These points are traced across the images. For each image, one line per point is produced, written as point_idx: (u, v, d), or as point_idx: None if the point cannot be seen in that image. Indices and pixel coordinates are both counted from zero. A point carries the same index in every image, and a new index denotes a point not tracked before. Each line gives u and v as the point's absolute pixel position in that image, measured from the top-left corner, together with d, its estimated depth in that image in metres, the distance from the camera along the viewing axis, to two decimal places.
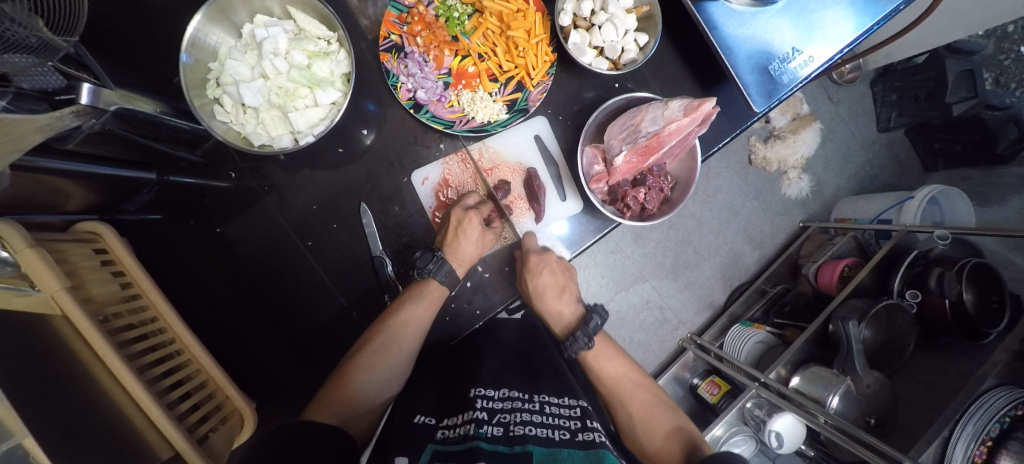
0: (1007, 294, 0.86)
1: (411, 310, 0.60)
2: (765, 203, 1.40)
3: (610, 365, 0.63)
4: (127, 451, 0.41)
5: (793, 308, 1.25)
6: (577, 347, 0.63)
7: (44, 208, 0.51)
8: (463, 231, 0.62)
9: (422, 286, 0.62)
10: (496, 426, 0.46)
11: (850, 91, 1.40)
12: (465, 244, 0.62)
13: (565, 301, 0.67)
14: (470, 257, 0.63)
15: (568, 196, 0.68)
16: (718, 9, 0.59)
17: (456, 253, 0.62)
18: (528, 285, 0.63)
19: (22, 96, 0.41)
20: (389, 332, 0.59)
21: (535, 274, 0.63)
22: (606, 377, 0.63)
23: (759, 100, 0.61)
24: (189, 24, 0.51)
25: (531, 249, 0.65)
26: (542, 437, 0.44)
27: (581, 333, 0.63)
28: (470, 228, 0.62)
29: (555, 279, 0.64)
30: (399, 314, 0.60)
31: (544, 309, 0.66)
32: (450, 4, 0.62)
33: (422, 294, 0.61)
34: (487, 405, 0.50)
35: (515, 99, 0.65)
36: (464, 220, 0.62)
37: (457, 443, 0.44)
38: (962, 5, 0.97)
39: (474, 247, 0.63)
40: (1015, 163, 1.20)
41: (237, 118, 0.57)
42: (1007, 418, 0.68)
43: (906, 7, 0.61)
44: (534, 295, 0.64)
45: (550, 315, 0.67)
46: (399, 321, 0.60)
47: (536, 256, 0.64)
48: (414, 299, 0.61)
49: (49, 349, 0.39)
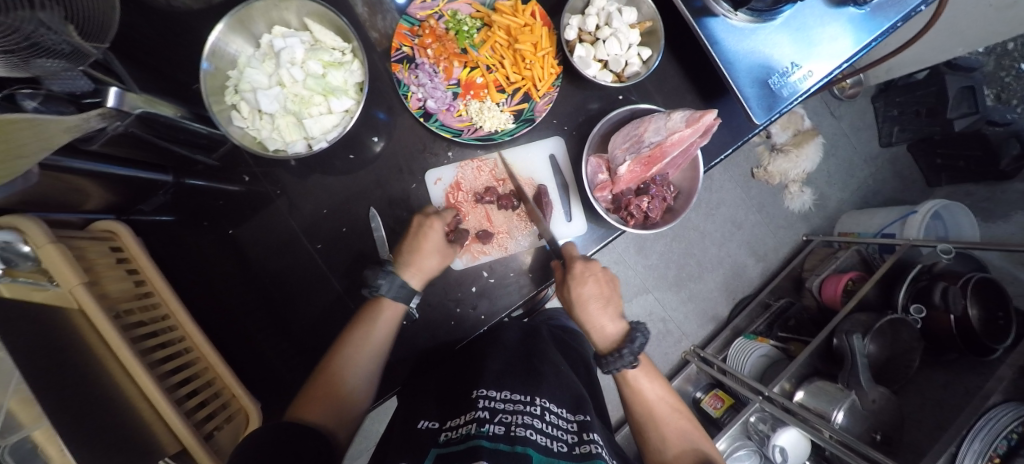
0: (1013, 309, 0.85)
1: (364, 334, 0.59)
2: (768, 216, 1.41)
3: (648, 386, 0.62)
4: (138, 442, 0.42)
5: (797, 323, 1.24)
6: (620, 365, 0.59)
7: (65, 208, 0.52)
8: (424, 236, 0.62)
9: (373, 307, 0.60)
10: (498, 425, 0.46)
11: (851, 106, 1.42)
12: (424, 252, 0.61)
13: (609, 313, 0.62)
14: (430, 268, 0.62)
15: (574, 217, 0.69)
16: (719, 25, 0.61)
17: (414, 261, 0.61)
18: (571, 292, 0.62)
19: (53, 98, 0.43)
20: (346, 356, 0.59)
21: (580, 282, 0.62)
22: (644, 398, 0.62)
23: (760, 113, 0.62)
24: (211, 34, 0.53)
25: (575, 256, 0.64)
26: (542, 444, 0.45)
27: (627, 351, 0.58)
28: (429, 234, 0.62)
29: (599, 289, 0.62)
30: (353, 336, 0.59)
31: (587, 319, 0.62)
32: (460, 18, 0.65)
33: (376, 316, 0.60)
34: (490, 405, 0.50)
35: (521, 110, 0.67)
36: (426, 225, 0.62)
37: (460, 443, 0.45)
38: (960, 23, 0.99)
39: (432, 256, 0.62)
40: (1018, 179, 1.19)
41: (254, 124, 0.59)
42: (1015, 435, 0.67)
43: (903, 24, 0.63)
44: (577, 303, 0.62)
45: (593, 329, 0.63)
46: (354, 343, 0.59)
47: (581, 262, 0.63)
48: (367, 321, 0.60)
49: (69, 341, 0.41)
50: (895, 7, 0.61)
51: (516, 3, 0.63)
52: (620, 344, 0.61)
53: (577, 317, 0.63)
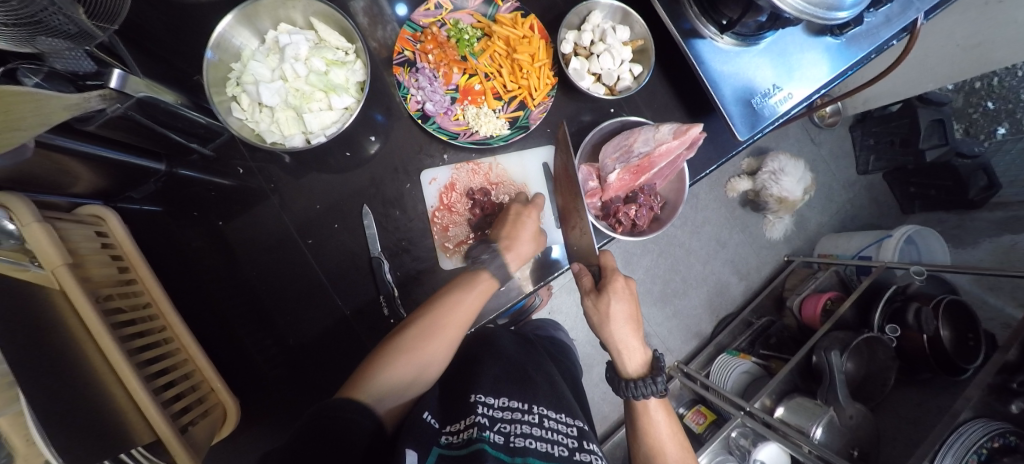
0: (982, 331, 0.89)
1: (461, 296, 0.60)
2: (751, 236, 1.45)
3: (662, 419, 0.61)
4: (114, 430, 0.41)
5: (778, 340, 1.29)
6: (650, 391, 0.58)
7: (52, 188, 0.52)
8: (521, 225, 0.65)
9: (473, 274, 0.63)
10: (498, 434, 0.46)
11: (830, 134, 1.49)
12: (522, 238, 0.65)
13: (639, 339, 0.62)
14: (523, 253, 0.65)
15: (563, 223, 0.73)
16: (706, 46, 0.65)
17: (512, 246, 0.64)
18: (608, 306, 0.60)
19: (55, 76, 0.44)
20: (438, 317, 0.59)
21: (617, 297, 0.60)
22: (655, 430, 0.60)
23: (743, 130, 0.65)
24: (219, 25, 0.55)
25: (610, 267, 0.62)
26: (542, 452, 0.45)
27: (659, 378, 0.59)
28: (526, 222, 0.66)
29: (631, 310, 0.61)
30: (450, 299, 0.60)
31: (618, 340, 0.60)
32: (462, 27, 0.68)
33: (472, 284, 0.62)
34: (488, 412, 0.50)
35: (517, 117, 0.69)
36: (525, 213, 0.66)
37: (462, 448, 0.45)
38: (929, 60, 1.06)
39: (528, 245, 0.65)
40: (986, 208, 1.25)
41: (253, 116, 0.60)
42: (984, 450, 0.70)
43: (874, 55, 0.68)
44: (609, 320, 0.60)
45: (623, 350, 0.61)
46: (449, 303, 0.60)
47: (622, 278, 0.62)
48: (461, 289, 0.61)
49: (47, 321, 0.40)
50: (868, 39, 0.66)
51: (515, 17, 0.67)
52: (646, 373, 0.61)
53: (604, 335, 0.61)
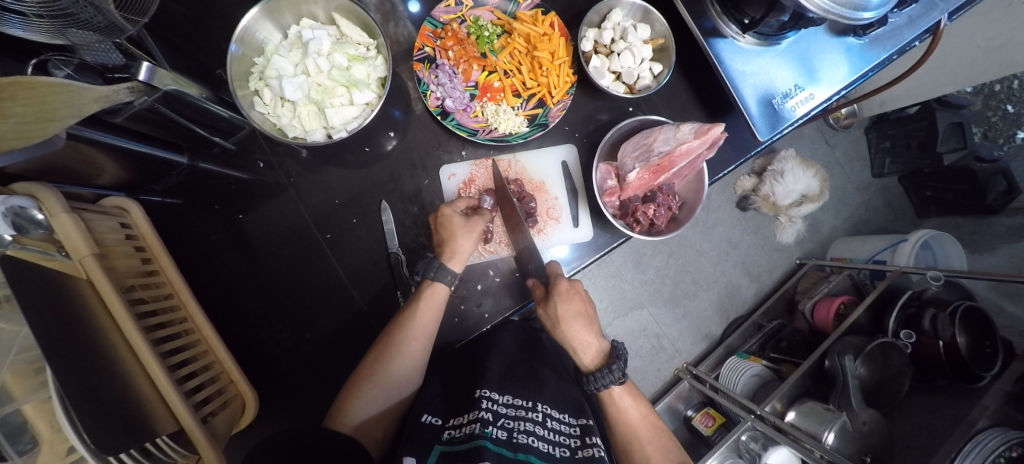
0: (999, 338, 0.87)
1: (412, 314, 0.61)
2: (763, 238, 1.44)
3: (631, 406, 0.62)
4: (139, 419, 0.41)
5: (789, 344, 1.26)
6: (609, 381, 0.59)
7: (76, 180, 0.53)
8: (446, 226, 0.62)
9: (419, 287, 0.63)
10: (501, 429, 0.48)
11: (846, 136, 1.47)
12: (453, 238, 0.62)
13: (594, 333, 0.64)
14: (465, 251, 0.62)
15: (581, 222, 0.71)
16: (727, 46, 0.64)
17: (450, 252, 0.62)
18: (556, 310, 0.62)
19: (84, 67, 0.46)
20: (393, 335, 0.61)
21: (564, 299, 0.62)
22: (628, 418, 0.62)
23: (764, 130, 0.65)
24: (244, 19, 0.55)
25: (559, 275, 0.65)
26: (543, 451, 0.48)
27: (616, 366, 0.59)
28: (452, 222, 0.62)
29: (584, 307, 0.64)
30: (400, 319, 0.61)
31: (574, 338, 0.62)
32: (482, 24, 0.68)
33: (422, 297, 0.62)
34: (492, 407, 0.52)
35: (536, 115, 0.69)
36: (441, 217, 0.63)
37: (463, 443, 0.46)
38: (949, 63, 1.05)
39: (463, 240, 0.62)
40: (1004, 213, 1.23)
41: (275, 110, 0.60)
42: (1002, 459, 0.67)
43: (897, 55, 0.67)
44: (561, 322, 0.62)
45: (578, 347, 0.63)
46: (401, 323, 0.61)
47: (567, 281, 0.64)
48: (413, 303, 0.62)
49: (78, 308, 0.40)
50: (891, 40, 0.65)
51: (536, 14, 0.67)
52: (606, 362, 0.62)
53: (559, 335, 0.63)
